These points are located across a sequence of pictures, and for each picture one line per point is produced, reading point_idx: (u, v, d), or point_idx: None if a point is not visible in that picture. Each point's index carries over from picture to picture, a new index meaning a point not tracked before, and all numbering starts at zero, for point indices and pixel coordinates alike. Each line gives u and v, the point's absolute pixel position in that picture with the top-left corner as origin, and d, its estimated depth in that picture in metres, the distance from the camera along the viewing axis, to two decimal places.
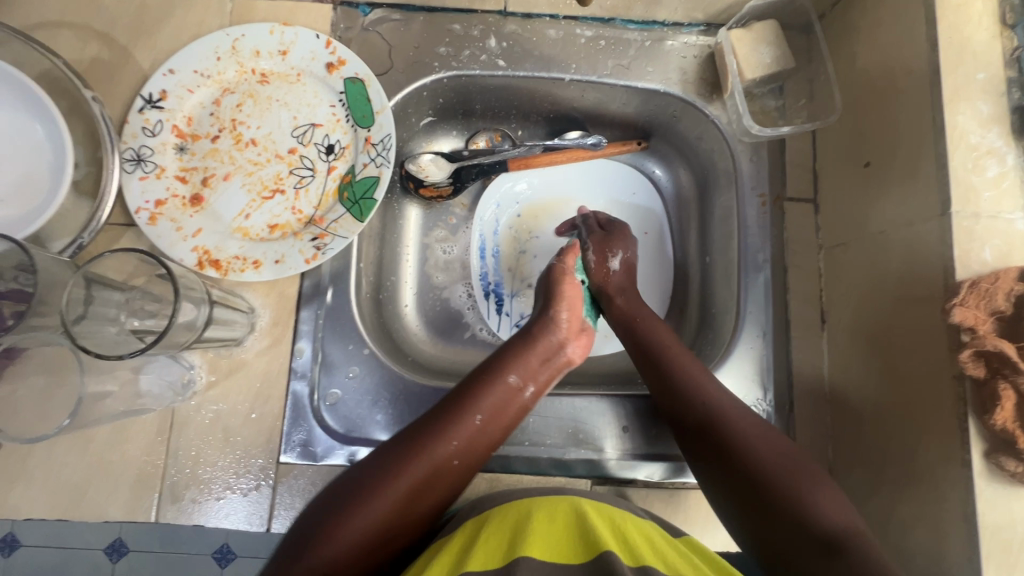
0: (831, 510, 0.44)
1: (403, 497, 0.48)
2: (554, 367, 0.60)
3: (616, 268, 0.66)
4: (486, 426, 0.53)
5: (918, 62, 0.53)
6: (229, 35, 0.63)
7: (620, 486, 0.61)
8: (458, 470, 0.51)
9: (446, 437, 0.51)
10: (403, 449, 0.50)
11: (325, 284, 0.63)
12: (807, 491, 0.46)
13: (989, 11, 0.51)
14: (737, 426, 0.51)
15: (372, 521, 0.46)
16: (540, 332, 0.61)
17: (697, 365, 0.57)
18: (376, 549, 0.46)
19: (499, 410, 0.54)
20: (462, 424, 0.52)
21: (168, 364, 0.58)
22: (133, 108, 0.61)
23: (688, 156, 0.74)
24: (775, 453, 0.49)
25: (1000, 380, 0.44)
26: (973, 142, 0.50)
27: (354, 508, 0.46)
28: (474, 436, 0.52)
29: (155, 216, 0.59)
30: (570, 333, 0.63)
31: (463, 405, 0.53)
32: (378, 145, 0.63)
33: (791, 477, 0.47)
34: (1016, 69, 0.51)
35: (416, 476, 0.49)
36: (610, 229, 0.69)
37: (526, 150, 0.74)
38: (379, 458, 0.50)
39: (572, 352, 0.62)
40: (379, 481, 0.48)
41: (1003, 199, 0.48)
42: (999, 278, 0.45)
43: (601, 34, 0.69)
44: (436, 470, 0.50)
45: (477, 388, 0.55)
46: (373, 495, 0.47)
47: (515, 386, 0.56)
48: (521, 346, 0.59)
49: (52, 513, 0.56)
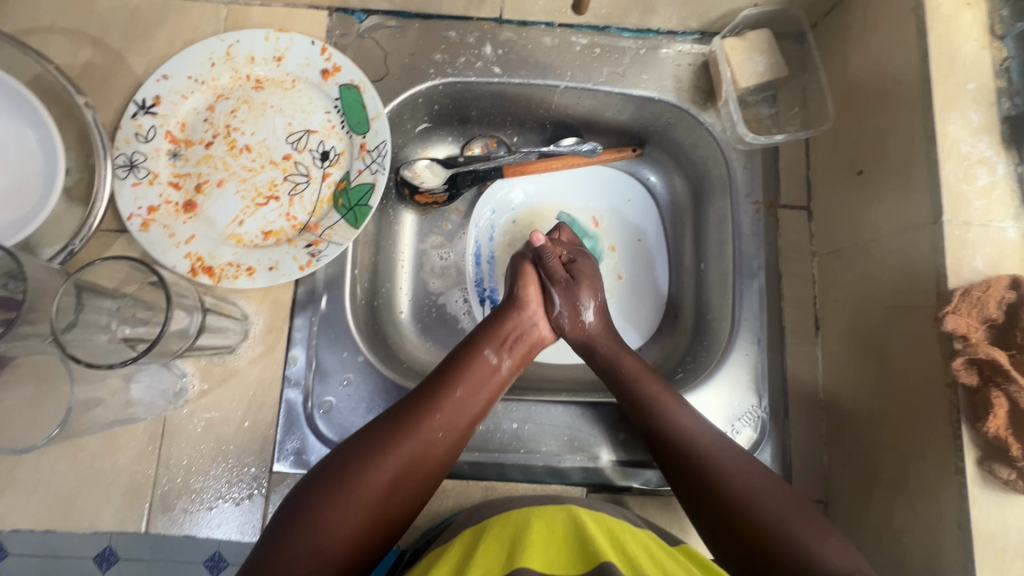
0: (841, 564, 0.44)
1: (388, 481, 0.48)
2: (525, 342, 0.62)
3: (591, 318, 0.64)
4: (468, 400, 0.54)
5: (909, 72, 0.53)
6: (224, 41, 0.63)
7: (617, 495, 0.60)
8: (440, 445, 0.52)
9: (428, 415, 0.52)
10: (383, 429, 0.50)
11: (319, 291, 0.62)
12: (813, 543, 0.46)
13: (978, 22, 0.52)
14: (731, 474, 0.51)
15: (361, 502, 0.46)
16: (510, 313, 0.63)
17: (690, 417, 0.55)
18: (370, 532, 0.47)
19: (479, 385, 0.55)
20: (441, 400, 0.53)
21: (160, 372, 0.58)
22: (127, 114, 0.61)
23: (682, 162, 0.75)
24: (775, 507, 0.48)
25: (992, 388, 0.44)
26: (965, 151, 0.50)
27: (338, 495, 0.46)
28: (455, 409, 0.53)
29: (147, 223, 0.59)
30: (539, 307, 0.65)
31: (440, 386, 0.54)
32: (373, 152, 0.62)
33: (792, 533, 0.46)
34: (1005, 79, 0.52)
35: (400, 453, 0.49)
36: (576, 269, 0.66)
37: (522, 157, 0.75)
38: (363, 438, 0.50)
39: (542, 328, 0.65)
40: (364, 465, 0.48)
41: (994, 207, 0.49)
42: (990, 286, 0.46)
43: (596, 41, 0.69)
44: (419, 448, 0.50)
45: (453, 365, 0.56)
46: (358, 481, 0.47)
47: (492, 361, 0.58)
48: (493, 326, 0.61)
49: (40, 524, 0.55)
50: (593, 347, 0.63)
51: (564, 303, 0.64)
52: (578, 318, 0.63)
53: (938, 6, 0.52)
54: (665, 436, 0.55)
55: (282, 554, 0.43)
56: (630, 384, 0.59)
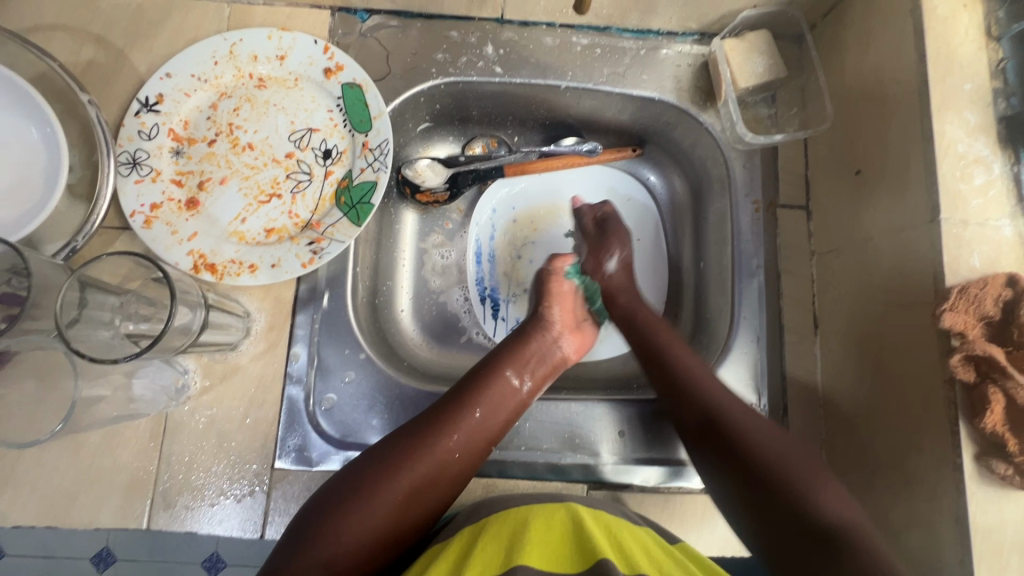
0: (829, 498, 0.46)
1: (403, 496, 0.48)
2: (548, 364, 0.61)
3: (614, 269, 0.67)
4: (486, 421, 0.54)
5: (907, 73, 0.54)
6: (227, 40, 0.63)
7: (616, 491, 0.60)
8: (456, 466, 0.51)
9: (444, 434, 0.51)
10: (399, 447, 0.50)
11: (321, 288, 0.63)
12: (808, 480, 0.47)
13: (974, 23, 0.53)
14: (737, 417, 0.52)
15: (371, 517, 0.47)
16: (533, 336, 0.62)
17: (698, 363, 0.58)
18: (380, 545, 0.47)
19: (497, 406, 0.55)
20: (459, 421, 0.52)
21: (161, 369, 0.58)
22: (129, 112, 0.61)
23: (682, 163, 0.75)
24: (776, 450, 0.50)
25: (989, 384, 0.45)
26: (961, 151, 0.51)
27: (352, 508, 0.46)
28: (473, 429, 0.53)
29: (150, 220, 0.59)
30: (564, 328, 0.64)
31: (459, 404, 0.54)
32: (375, 150, 0.63)
33: (792, 472, 0.48)
34: (1001, 80, 0.52)
35: (415, 470, 0.49)
36: (604, 227, 0.70)
37: (523, 156, 0.76)
38: (378, 451, 0.50)
39: (566, 348, 0.63)
40: (379, 480, 0.48)
41: (991, 206, 0.50)
42: (987, 283, 0.46)
43: (596, 42, 0.69)
44: (433, 466, 0.50)
45: (473, 383, 0.56)
46: (373, 496, 0.47)
47: (513, 382, 0.57)
48: (516, 347, 0.60)
49: (41, 520, 0.55)
50: (620, 296, 0.66)
51: (591, 254, 0.68)
52: (602, 266, 0.67)
53: (935, 7, 0.53)
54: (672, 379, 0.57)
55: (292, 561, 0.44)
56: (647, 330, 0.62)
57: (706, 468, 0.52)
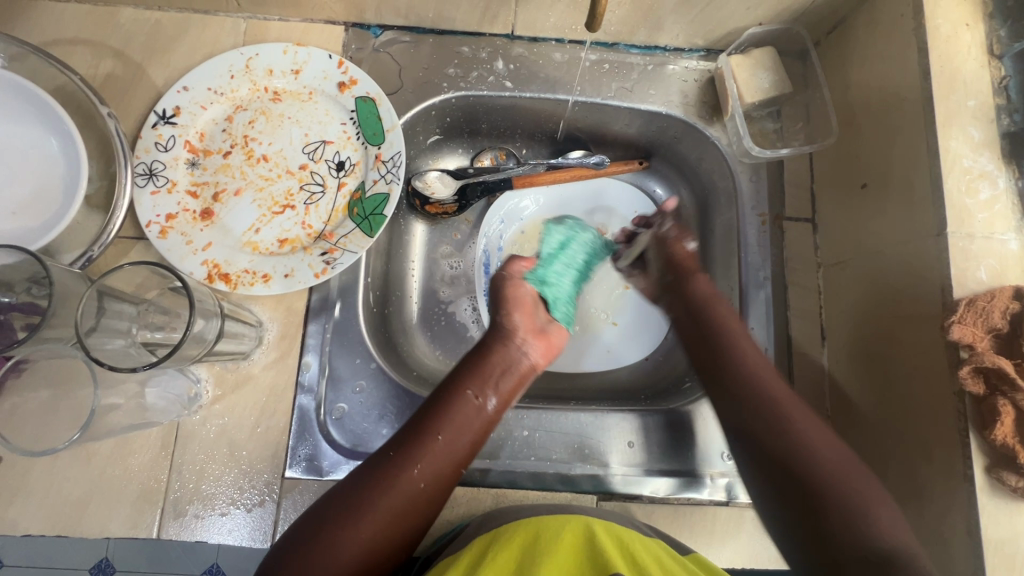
0: (886, 527, 0.46)
1: (371, 534, 0.48)
2: (514, 375, 0.59)
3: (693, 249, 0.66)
4: (449, 448, 0.53)
5: (911, 89, 0.55)
6: (244, 54, 0.65)
7: (626, 502, 0.60)
8: (423, 498, 0.51)
9: (405, 468, 0.50)
10: (360, 488, 0.49)
11: (333, 298, 0.63)
12: (869, 509, 0.46)
13: (977, 42, 0.54)
14: (801, 429, 0.51)
15: (343, 560, 0.47)
16: (495, 348, 0.60)
17: (764, 370, 0.55)
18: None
19: (460, 429, 0.54)
20: (421, 452, 0.52)
21: (175, 377, 0.58)
22: (147, 124, 0.62)
23: (689, 176, 0.76)
24: (836, 463, 0.49)
25: (999, 396, 0.45)
26: (966, 166, 0.52)
27: (321, 546, 0.47)
28: (437, 458, 0.52)
29: (165, 230, 0.60)
30: (528, 335, 0.61)
31: (420, 431, 0.53)
32: (388, 162, 0.64)
33: (851, 491, 0.47)
34: (1004, 97, 0.53)
35: (382, 511, 0.49)
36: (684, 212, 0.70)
37: (531, 168, 0.76)
38: (346, 488, 0.50)
39: (531, 356, 0.61)
40: (347, 518, 0.48)
41: (996, 220, 0.50)
42: (995, 296, 0.47)
43: (605, 58, 0.71)
44: (399, 502, 0.49)
45: (435, 408, 0.54)
46: (341, 536, 0.47)
47: (475, 400, 0.56)
48: (477, 364, 0.58)
49: (52, 529, 0.55)
50: (696, 277, 0.64)
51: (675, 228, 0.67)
52: (685, 241, 0.66)
53: (938, 26, 0.54)
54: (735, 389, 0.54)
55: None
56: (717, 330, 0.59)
57: (756, 494, 0.51)
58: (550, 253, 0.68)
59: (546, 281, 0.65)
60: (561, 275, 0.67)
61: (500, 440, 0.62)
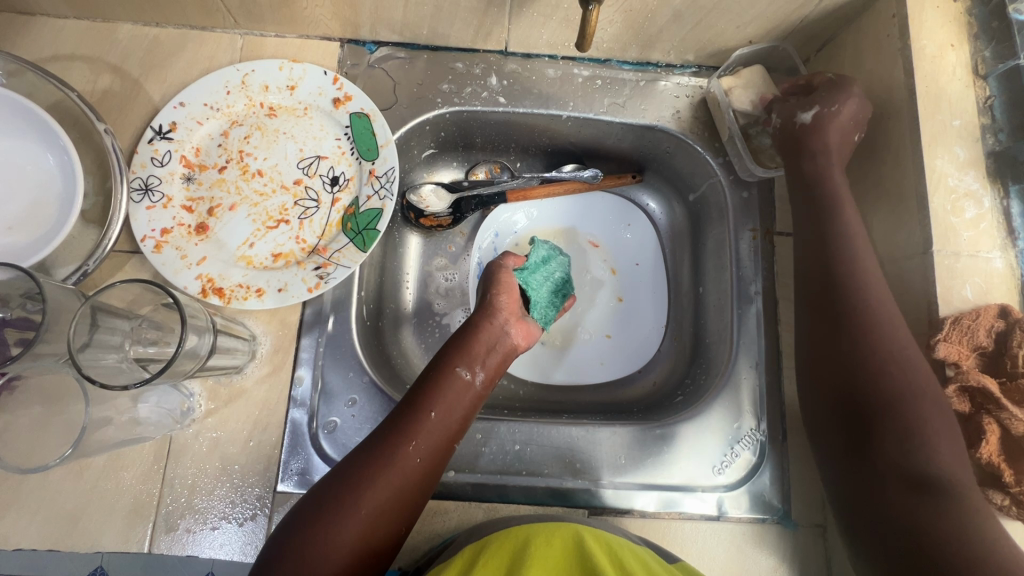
0: (945, 458, 0.45)
1: (372, 512, 0.48)
2: (500, 353, 0.60)
3: (807, 119, 0.59)
4: (442, 423, 0.53)
5: (898, 107, 0.56)
6: (240, 70, 0.65)
7: (618, 516, 0.61)
8: (419, 474, 0.51)
9: (400, 445, 0.51)
10: (355, 472, 0.49)
11: (326, 312, 0.64)
12: (928, 433, 0.45)
13: (962, 62, 0.55)
14: (880, 343, 0.49)
15: (343, 542, 0.46)
16: (483, 326, 0.61)
17: (884, 289, 0.51)
18: (365, 566, 0.47)
19: (452, 405, 0.54)
20: (416, 429, 0.52)
21: (168, 392, 0.58)
22: (143, 140, 0.62)
23: (681, 189, 0.77)
24: (903, 383, 0.47)
25: (984, 414, 0.46)
26: (952, 185, 0.52)
27: (321, 528, 0.46)
28: (433, 434, 0.52)
29: (160, 244, 0.60)
30: (511, 316, 0.63)
31: (413, 409, 0.53)
32: (382, 178, 0.64)
33: (905, 411, 0.46)
34: (988, 116, 0.54)
35: (384, 490, 0.49)
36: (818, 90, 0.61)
37: (525, 182, 0.77)
38: (342, 471, 0.50)
39: (515, 337, 0.63)
40: (344, 500, 0.48)
41: (982, 238, 0.51)
42: (980, 315, 0.48)
43: (597, 74, 0.72)
44: (397, 481, 0.49)
45: (425, 387, 0.55)
46: (342, 516, 0.47)
47: (465, 377, 0.56)
48: (464, 342, 0.59)
49: (44, 543, 0.55)
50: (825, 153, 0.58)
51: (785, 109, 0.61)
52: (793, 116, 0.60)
53: (924, 47, 0.55)
54: (837, 300, 0.52)
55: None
56: (829, 238, 0.55)
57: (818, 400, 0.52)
58: (535, 262, 0.72)
59: (529, 284, 0.69)
60: (540, 284, 0.71)
61: (491, 454, 0.62)
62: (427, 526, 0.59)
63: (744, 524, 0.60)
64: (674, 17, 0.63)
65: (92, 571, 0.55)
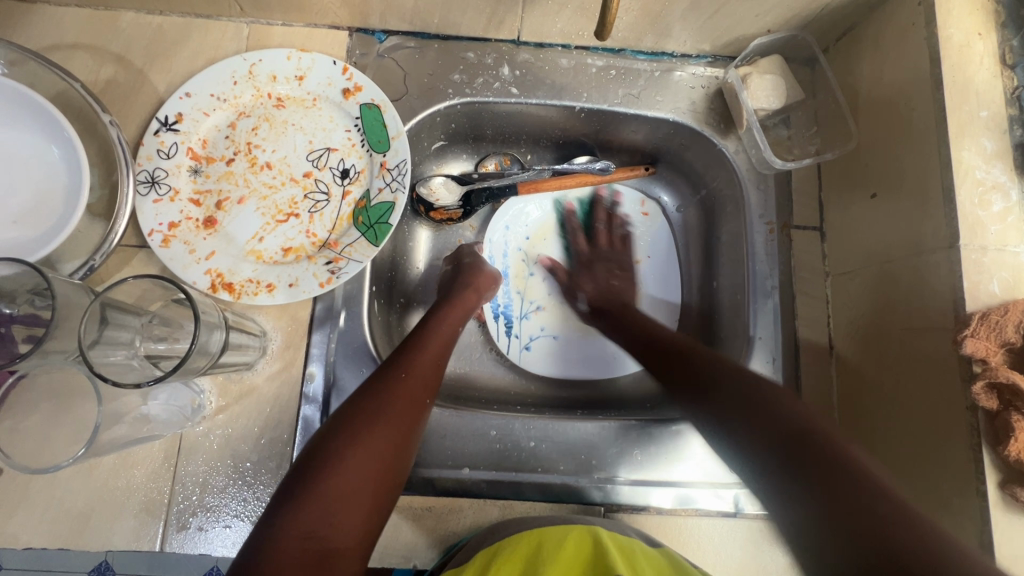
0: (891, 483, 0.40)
1: (390, 441, 0.47)
2: (469, 312, 0.63)
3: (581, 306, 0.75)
4: (434, 366, 0.54)
5: (923, 98, 0.54)
6: (247, 60, 0.64)
7: (634, 514, 0.60)
8: (421, 404, 0.51)
9: (397, 382, 0.51)
10: (363, 407, 0.48)
11: (337, 307, 0.62)
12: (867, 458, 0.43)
13: (989, 51, 0.53)
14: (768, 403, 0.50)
15: (361, 471, 0.45)
16: (464, 291, 0.64)
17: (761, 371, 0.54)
18: (380, 497, 0.46)
19: (440, 346, 0.57)
20: (411, 362, 0.53)
21: (178, 390, 0.57)
22: (149, 131, 0.61)
23: (695, 183, 0.76)
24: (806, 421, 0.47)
25: (1012, 412, 0.45)
26: (979, 177, 0.51)
27: (336, 460, 0.45)
28: (426, 371, 0.53)
29: (168, 239, 0.59)
30: (483, 284, 0.67)
31: (406, 350, 0.54)
32: (393, 170, 0.63)
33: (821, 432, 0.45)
34: (1016, 107, 0.53)
35: (390, 426, 0.48)
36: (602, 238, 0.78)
37: (536, 174, 0.75)
38: (347, 411, 0.49)
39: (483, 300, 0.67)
40: (360, 428, 0.47)
41: (1009, 232, 0.50)
42: (1008, 310, 0.46)
43: (611, 64, 0.70)
44: (399, 412, 0.49)
45: (416, 336, 0.57)
46: (358, 444, 0.46)
47: (447, 329, 0.59)
48: (446, 306, 0.62)
49: (54, 542, 0.55)
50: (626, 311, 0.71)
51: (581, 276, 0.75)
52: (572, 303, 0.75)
53: (951, 35, 0.54)
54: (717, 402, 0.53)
55: (289, 529, 0.41)
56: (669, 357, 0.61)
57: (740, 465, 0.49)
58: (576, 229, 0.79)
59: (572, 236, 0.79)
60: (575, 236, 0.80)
61: (506, 451, 0.61)
62: (442, 523, 0.58)
63: (762, 520, 0.60)
64: (692, 5, 0.61)
65: (98, 565, 0.56)
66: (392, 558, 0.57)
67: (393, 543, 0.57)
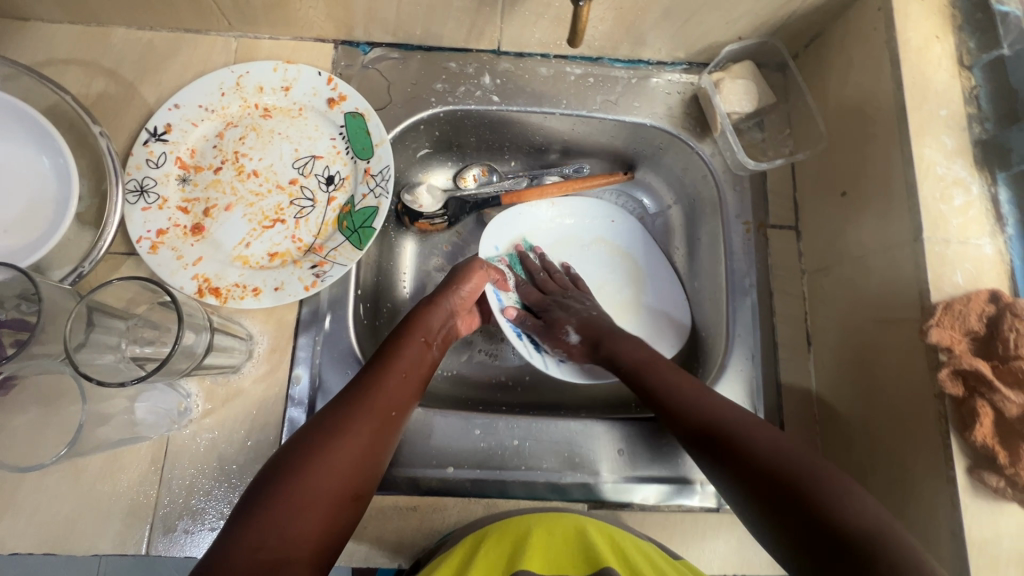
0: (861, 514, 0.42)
1: (354, 458, 0.48)
2: (445, 333, 0.64)
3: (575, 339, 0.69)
4: (404, 387, 0.55)
5: (886, 99, 0.57)
6: (234, 72, 0.66)
7: (617, 510, 0.61)
8: (388, 426, 0.52)
9: (366, 403, 0.51)
10: (330, 425, 0.49)
11: (323, 311, 0.63)
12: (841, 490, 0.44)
13: (947, 53, 0.56)
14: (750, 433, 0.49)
15: (323, 487, 0.45)
16: (440, 308, 0.63)
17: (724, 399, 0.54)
18: (340, 513, 0.46)
19: (413, 370, 0.57)
20: (380, 383, 0.53)
21: (164, 392, 0.58)
22: (138, 141, 0.63)
23: (675, 186, 0.78)
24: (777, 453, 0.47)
25: (977, 398, 0.46)
26: (940, 173, 0.53)
27: (296, 474, 0.45)
28: (395, 390, 0.54)
29: (156, 245, 0.60)
30: (462, 307, 0.66)
31: (377, 370, 0.55)
32: (377, 176, 0.65)
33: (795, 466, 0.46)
34: (974, 105, 0.55)
35: (354, 442, 0.49)
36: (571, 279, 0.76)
37: (514, 182, 0.79)
38: (317, 424, 0.49)
39: (459, 325, 0.66)
40: (324, 443, 0.47)
41: (970, 225, 0.52)
42: (970, 300, 0.48)
43: (589, 71, 0.73)
44: (367, 432, 0.50)
45: (386, 355, 0.57)
46: (322, 459, 0.46)
47: (422, 349, 0.59)
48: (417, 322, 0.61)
49: (39, 547, 0.55)
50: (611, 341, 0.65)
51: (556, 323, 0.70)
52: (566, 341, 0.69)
53: (909, 39, 0.56)
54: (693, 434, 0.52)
55: (241, 540, 0.41)
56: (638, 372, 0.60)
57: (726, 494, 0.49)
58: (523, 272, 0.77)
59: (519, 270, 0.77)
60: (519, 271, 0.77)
61: (490, 451, 0.61)
62: (426, 521, 0.58)
63: None
64: (664, 14, 0.64)
65: None
66: (377, 559, 0.57)
67: (378, 543, 0.57)
